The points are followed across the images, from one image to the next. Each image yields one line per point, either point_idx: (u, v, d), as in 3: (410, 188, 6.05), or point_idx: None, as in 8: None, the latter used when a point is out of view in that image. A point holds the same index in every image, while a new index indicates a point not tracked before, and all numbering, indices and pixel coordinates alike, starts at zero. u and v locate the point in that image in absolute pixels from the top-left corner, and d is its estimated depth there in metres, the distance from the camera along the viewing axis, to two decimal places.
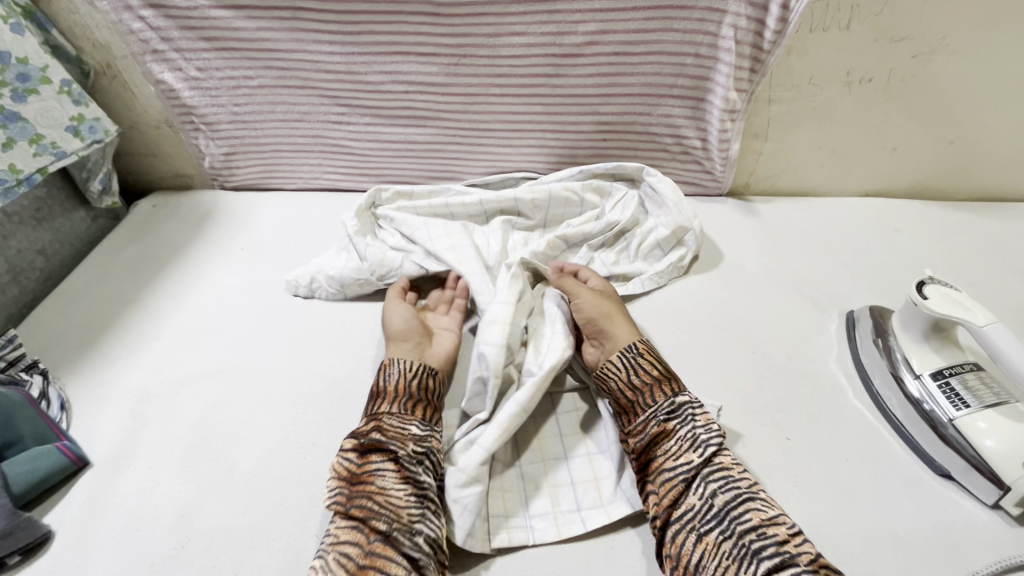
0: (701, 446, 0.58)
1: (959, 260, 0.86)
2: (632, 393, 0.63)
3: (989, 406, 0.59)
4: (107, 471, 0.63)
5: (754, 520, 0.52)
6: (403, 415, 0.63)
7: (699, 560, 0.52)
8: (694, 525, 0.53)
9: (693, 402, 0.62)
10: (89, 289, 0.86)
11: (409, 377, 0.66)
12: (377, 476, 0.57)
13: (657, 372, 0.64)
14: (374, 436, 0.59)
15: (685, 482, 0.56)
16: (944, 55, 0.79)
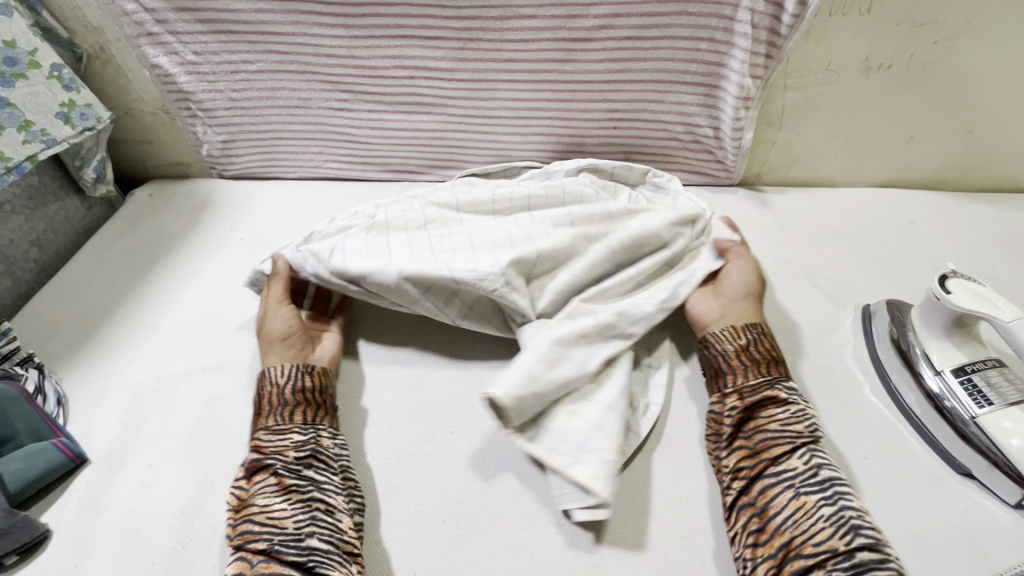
0: (810, 421, 0.59)
1: (977, 252, 0.84)
2: (745, 359, 0.65)
3: (1013, 404, 0.57)
4: (105, 468, 0.62)
5: (854, 499, 0.53)
6: (278, 427, 0.62)
7: (790, 516, 0.53)
8: (793, 484, 0.54)
9: (803, 384, 0.64)
10: (83, 281, 0.84)
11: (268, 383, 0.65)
12: (259, 493, 0.56)
13: (773, 353, 0.66)
14: (252, 456, 0.59)
15: (790, 445, 0.57)
16: (967, 41, 0.77)
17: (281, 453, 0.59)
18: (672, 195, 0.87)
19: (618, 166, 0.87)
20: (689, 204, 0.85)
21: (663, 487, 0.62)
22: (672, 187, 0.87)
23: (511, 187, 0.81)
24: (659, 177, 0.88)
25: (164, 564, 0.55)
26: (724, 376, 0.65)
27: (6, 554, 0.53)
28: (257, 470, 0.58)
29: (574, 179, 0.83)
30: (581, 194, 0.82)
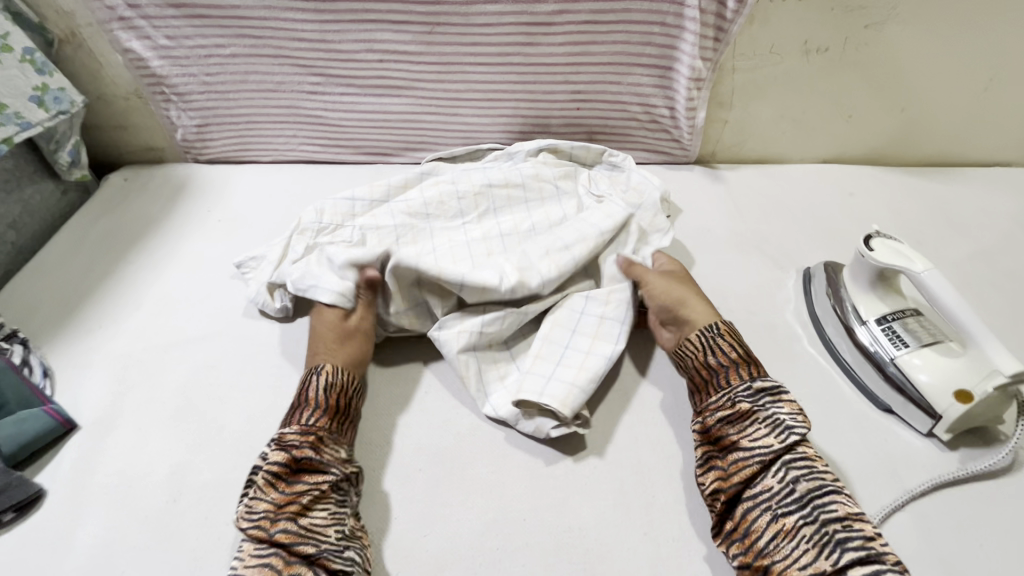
0: (784, 432, 0.58)
1: (908, 220, 0.92)
2: (706, 371, 0.66)
3: (926, 345, 0.64)
4: (96, 434, 0.65)
5: (840, 511, 0.54)
6: (336, 434, 0.62)
7: (771, 539, 0.54)
8: (770, 506, 0.56)
9: (773, 388, 0.62)
10: (63, 262, 0.86)
11: (332, 381, 0.65)
12: (311, 498, 0.57)
13: (735, 355, 0.65)
14: (311, 456, 0.59)
15: (761, 464, 0.58)
16: (894, 25, 0.84)
17: (340, 465, 0.60)
18: (624, 174, 0.93)
19: (576, 149, 0.93)
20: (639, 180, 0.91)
21: (624, 432, 0.68)
22: (627, 166, 0.93)
23: (471, 180, 0.86)
24: (615, 163, 0.94)
25: (158, 517, 0.58)
26: (694, 396, 0.67)
27: (3, 510, 0.57)
28: (305, 472, 0.58)
29: (535, 172, 0.88)
30: (540, 190, 0.87)
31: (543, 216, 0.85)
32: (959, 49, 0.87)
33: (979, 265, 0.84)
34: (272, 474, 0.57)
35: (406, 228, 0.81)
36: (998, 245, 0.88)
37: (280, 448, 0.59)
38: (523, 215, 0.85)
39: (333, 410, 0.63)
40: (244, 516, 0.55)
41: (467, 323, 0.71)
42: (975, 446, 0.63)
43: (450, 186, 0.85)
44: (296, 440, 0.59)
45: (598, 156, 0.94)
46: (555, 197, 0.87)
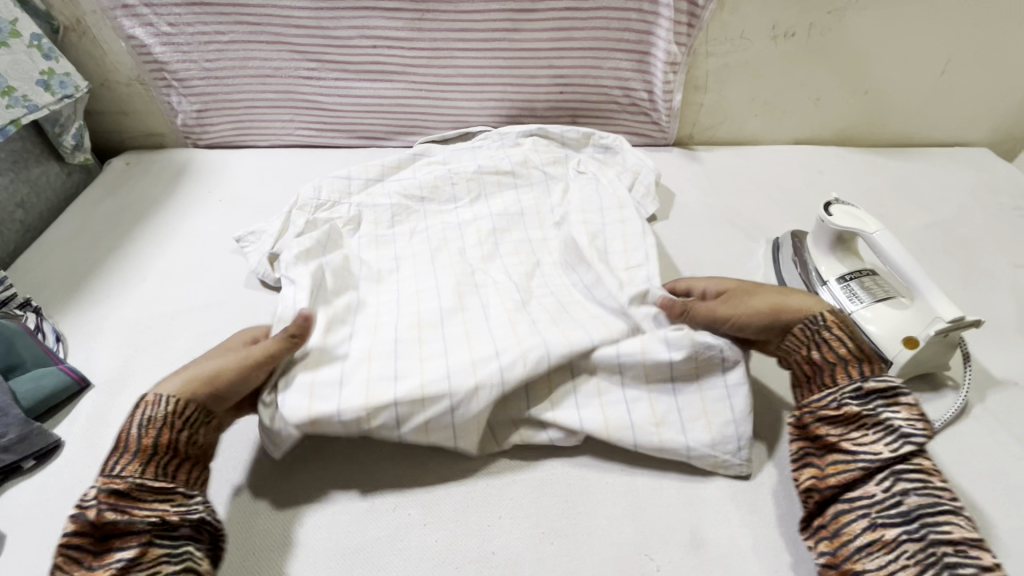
0: (897, 441, 0.54)
1: (872, 195, 0.98)
2: (810, 367, 0.61)
3: (880, 300, 0.70)
4: (108, 391, 0.69)
5: (953, 533, 0.49)
6: (156, 481, 0.53)
7: (864, 546, 0.50)
8: (869, 513, 0.52)
9: (886, 389, 0.57)
10: (71, 239, 0.90)
11: (148, 414, 0.55)
12: (118, 566, 0.47)
13: (845, 353, 0.60)
14: (111, 519, 0.49)
15: (865, 471, 0.54)
16: (855, 11, 0.90)
17: (158, 513, 0.51)
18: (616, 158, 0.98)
19: (569, 135, 0.98)
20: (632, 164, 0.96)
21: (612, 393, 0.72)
22: (619, 147, 0.99)
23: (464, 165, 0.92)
24: (603, 146, 1.00)
25: None
26: (797, 390, 0.63)
27: (25, 458, 0.61)
28: (115, 536, 0.49)
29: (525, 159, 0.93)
30: (528, 174, 0.92)
31: (532, 202, 0.90)
32: (915, 34, 0.93)
33: (936, 234, 0.90)
34: (70, 551, 0.48)
35: (399, 209, 0.88)
36: (954, 216, 0.94)
37: (75, 514, 0.50)
38: (512, 200, 0.90)
39: (151, 454, 0.53)
40: None
41: (428, 393, 0.60)
42: (925, 392, 0.68)
43: (447, 179, 0.91)
44: (93, 504, 0.50)
45: (590, 140, 0.99)
46: (542, 180, 0.92)
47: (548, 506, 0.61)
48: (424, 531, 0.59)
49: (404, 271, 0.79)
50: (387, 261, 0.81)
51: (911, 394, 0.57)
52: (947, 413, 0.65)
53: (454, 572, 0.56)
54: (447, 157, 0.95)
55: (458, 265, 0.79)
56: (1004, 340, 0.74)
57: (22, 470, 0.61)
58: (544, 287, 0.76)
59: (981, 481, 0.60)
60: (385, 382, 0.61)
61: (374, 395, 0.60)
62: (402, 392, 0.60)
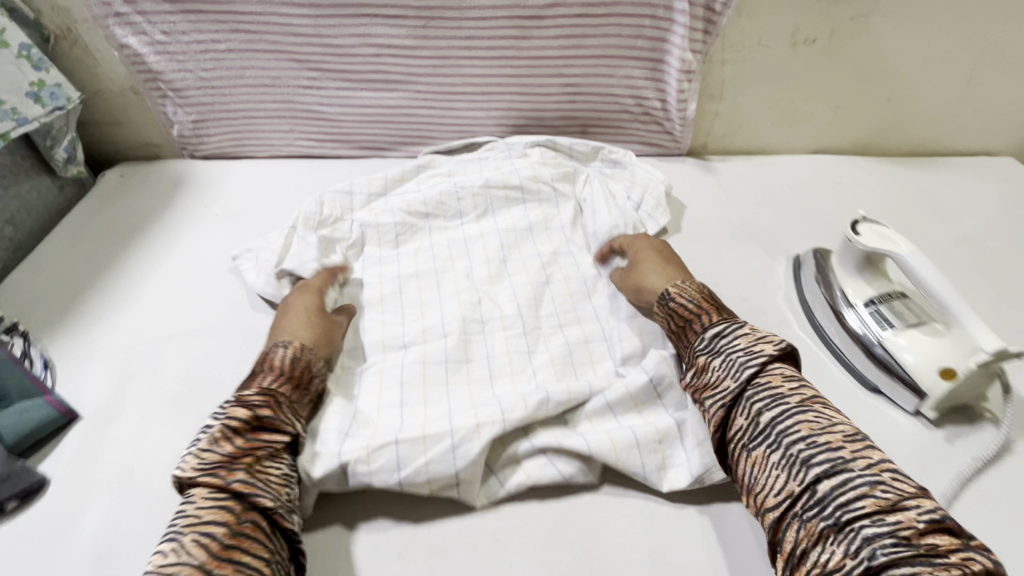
0: (737, 370, 0.58)
1: (895, 208, 0.94)
2: (677, 331, 0.67)
3: (912, 326, 0.66)
4: (97, 423, 0.65)
5: (802, 431, 0.53)
6: (295, 401, 0.60)
7: (749, 473, 0.54)
8: (743, 442, 0.55)
9: (724, 331, 0.62)
10: (61, 257, 0.87)
11: (297, 354, 0.63)
12: (264, 454, 0.54)
13: (701, 307, 0.66)
14: (267, 414, 0.56)
15: (726, 407, 0.57)
16: (879, 16, 0.86)
17: (297, 423, 0.59)
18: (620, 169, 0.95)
19: (577, 147, 0.95)
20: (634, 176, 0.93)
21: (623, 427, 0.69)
22: (628, 162, 0.95)
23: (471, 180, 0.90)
24: (614, 160, 0.96)
25: (161, 502, 0.59)
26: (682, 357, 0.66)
27: (8, 498, 0.57)
28: (263, 429, 0.56)
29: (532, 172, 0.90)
30: (538, 190, 0.89)
31: (540, 218, 0.87)
32: (942, 39, 0.89)
33: (964, 249, 0.86)
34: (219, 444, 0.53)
35: (404, 225, 0.86)
36: (982, 230, 0.89)
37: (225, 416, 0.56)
38: (524, 222, 0.87)
39: (294, 378, 0.61)
40: (191, 466, 0.52)
41: (431, 455, 0.58)
42: (962, 425, 0.64)
43: (451, 192, 0.88)
44: (256, 398, 0.57)
45: (598, 151, 0.96)
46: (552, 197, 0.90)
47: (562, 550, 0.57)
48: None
49: (408, 306, 0.77)
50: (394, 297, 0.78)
51: (749, 328, 0.63)
52: (993, 446, 0.61)
53: None
54: (453, 166, 0.94)
55: (473, 306, 0.76)
56: None
57: (4, 512, 0.58)
58: (557, 329, 0.74)
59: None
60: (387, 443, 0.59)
61: (375, 451, 0.58)
62: (404, 445, 0.59)
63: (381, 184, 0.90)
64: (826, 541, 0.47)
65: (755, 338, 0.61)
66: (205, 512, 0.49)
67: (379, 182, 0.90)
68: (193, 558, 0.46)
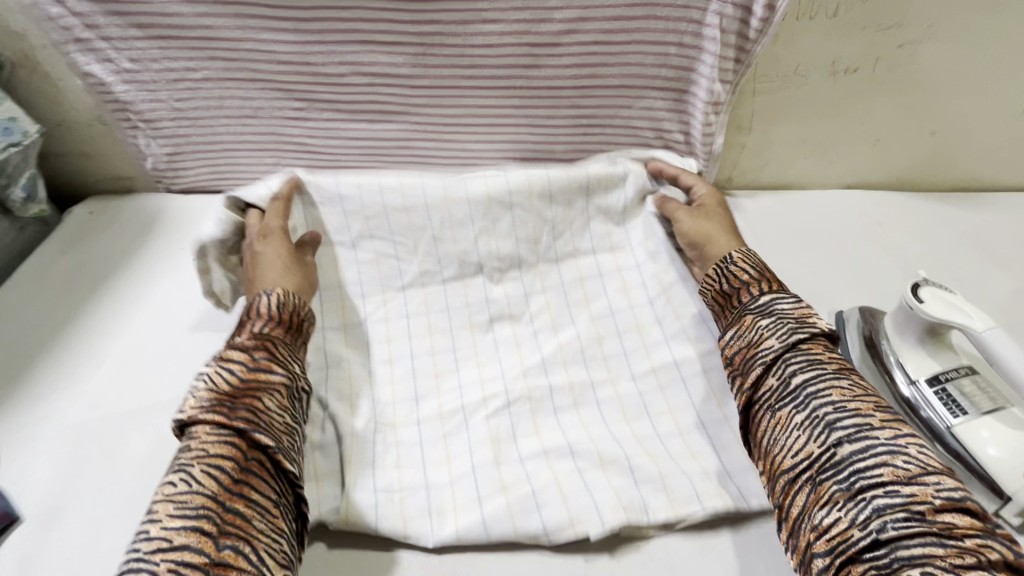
0: (785, 334, 0.59)
1: (942, 253, 0.85)
2: (723, 295, 0.68)
3: (988, 413, 0.57)
4: (44, 524, 0.56)
5: (833, 396, 0.53)
6: (288, 345, 0.62)
7: (769, 434, 0.55)
8: (770, 403, 0.56)
9: (784, 296, 0.63)
10: (17, 311, 0.77)
11: (281, 298, 0.63)
12: (266, 394, 0.55)
13: (746, 278, 0.66)
14: (266, 358, 0.58)
15: (764, 366, 0.58)
16: (930, 44, 0.77)
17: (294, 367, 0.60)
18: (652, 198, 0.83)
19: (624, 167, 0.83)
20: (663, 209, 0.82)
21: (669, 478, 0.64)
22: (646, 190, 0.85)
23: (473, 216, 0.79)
24: (653, 190, 0.84)
25: None
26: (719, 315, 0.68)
27: None
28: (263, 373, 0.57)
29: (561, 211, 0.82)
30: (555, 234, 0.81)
31: (574, 271, 0.81)
32: (998, 68, 0.80)
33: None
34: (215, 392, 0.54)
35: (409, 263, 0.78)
36: None
37: (222, 366, 0.56)
38: (556, 281, 0.80)
39: (285, 323, 0.62)
40: (192, 404, 0.53)
41: (461, 527, 0.57)
42: None
43: (467, 238, 0.79)
44: (250, 344, 0.58)
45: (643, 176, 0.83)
46: (587, 238, 0.82)
47: None
48: None
49: (421, 378, 0.70)
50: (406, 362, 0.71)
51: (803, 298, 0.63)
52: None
53: None
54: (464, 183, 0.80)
55: (492, 374, 0.70)
56: None
57: None
58: (589, 384, 0.69)
59: None
60: (422, 525, 0.57)
61: (413, 525, 0.57)
62: (438, 522, 0.58)
63: (384, 224, 0.78)
64: (833, 507, 0.48)
65: (809, 312, 0.61)
66: (209, 445, 0.50)
67: (380, 222, 0.78)
68: (204, 488, 0.48)
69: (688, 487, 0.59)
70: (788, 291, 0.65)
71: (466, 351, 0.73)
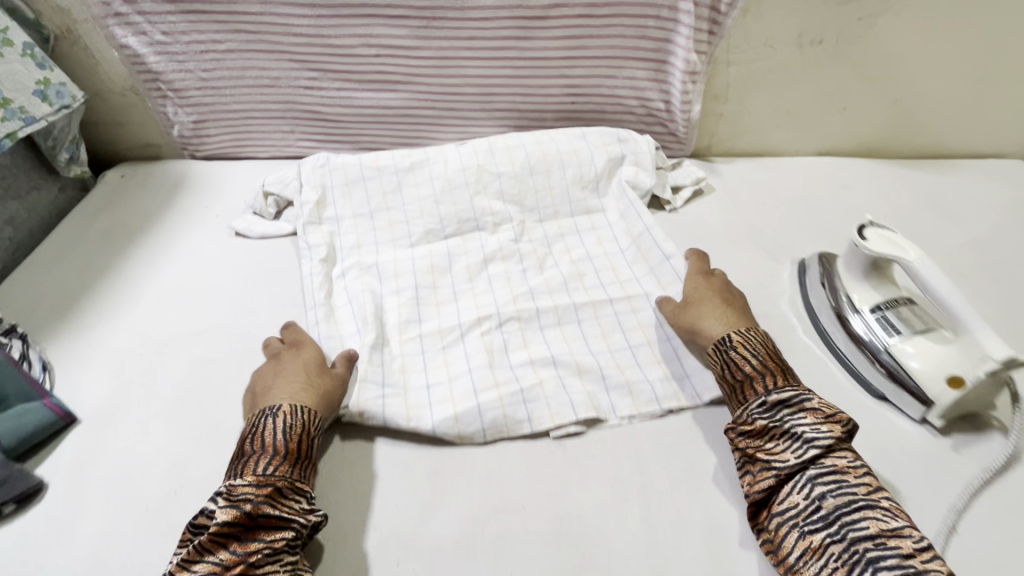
0: (801, 448, 0.54)
1: (902, 211, 0.93)
2: (729, 386, 0.62)
3: (919, 333, 0.65)
4: (96, 426, 0.65)
5: (871, 529, 0.49)
6: (297, 484, 0.55)
7: (799, 556, 0.51)
8: (797, 522, 0.52)
9: (794, 398, 0.58)
10: (61, 258, 0.86)
11: (289, 423, 0.58)
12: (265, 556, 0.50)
13: (748, 369, 0.61)
14: (267, 509, 0.52)
15: (779, 479, 0.54)
16: (888, 17, 0.85)
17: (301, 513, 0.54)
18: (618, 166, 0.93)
19: (591, 138, 0.93)
20: (629, 176, 0.92)
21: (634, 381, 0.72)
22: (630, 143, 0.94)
23: (477, 170, 0.91)
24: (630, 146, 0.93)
25: (159, 507, 0.59)
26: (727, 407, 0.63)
27: (5, 502, 0.57)
28: (262, 528, 0.52)
29: (547, 176, 0.91)
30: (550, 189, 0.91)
31: (556, 228, 0.89)
32: (952, 40, 0.87)
33: (972, 254, 0.85)
34: (217, 537, 0.50)
35: (415, 213, 0.88)
36: (990, 234, 0.88)
37: (226, 504, 0.52)
38: (540, 235, 0.88)
39: (295, 457, 0.56)
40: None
41: (460, 409, 0.65)
42: (969, 432, 0.63)
43: (464, 198, 0.89)
44: (249, 493, 0.52)
45: (610, 146, 0.93)
46: (566, 202, 0.91)
47: (562, 561, 0.55)
48: None
49: (423, 304, 0.79)
50: (410, 296, 0.79)
51: (817, 398, 0.58)
52: (994, 461, 0.60)
53: None
54: (463, 155, 0.92)
55: (484, 301, 0.78)
56: None
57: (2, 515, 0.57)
58: (571, 307, 0.77)
59: None
60: (423, 414, 0.65)
61: (415, 419, 0.65)
62: (438, 413, 0.65)
63: (398, 198, 0.89)
64: None
65: (827, 417, 0.56)
66: None
67: (394, 195, 0.90)
68: None
69: (648, 390, 0.68)
70: (801, 388, 0.59)
71: (462, 288, 0.81)
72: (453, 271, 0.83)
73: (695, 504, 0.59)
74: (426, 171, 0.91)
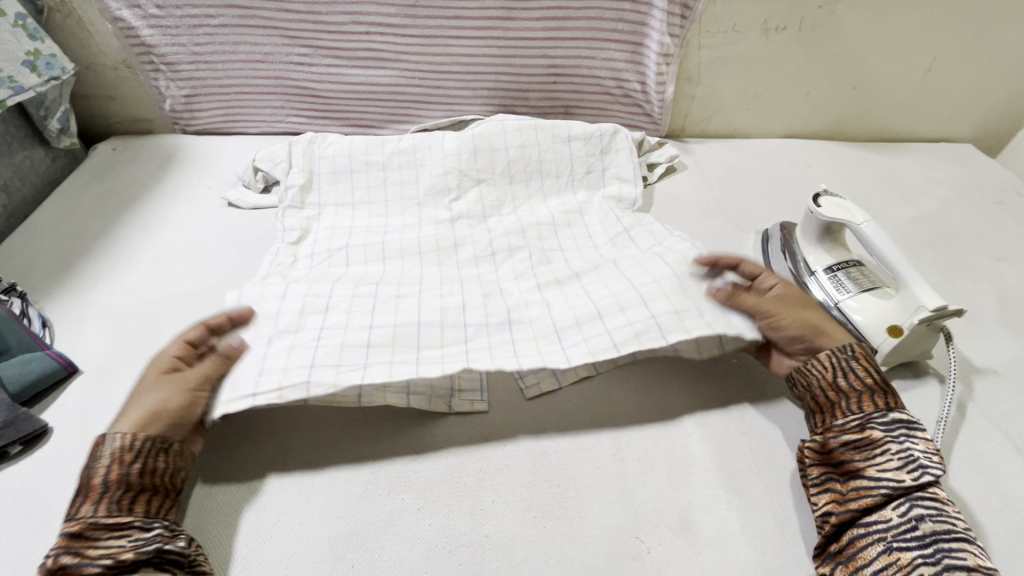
0: (916, 470, 0.53)
1: (858, 188, 1.00)
2: (836, 394, 0.60)
3: (865, 290, 0.71)
4: (96, 376, 0.69)
5: (969, 560, 0.48)
6: (114, 518, 0.49)
7: (881, 571, 0.49)
8: (885, 537, 0.51)
9: (911, 423, 0.57)
10: (55, 224, 0.88)
11: (104, 456, 0.52)
12: None
13: (871, 382, 0.59)
14: (67, 562, 0.47)
15: (887, 496, 0.53)
16: (846, 7, 0.91)
17: (108, 555, 0.47)
18: (599, 179, 0.96)
19: (574, 146, 0.96)
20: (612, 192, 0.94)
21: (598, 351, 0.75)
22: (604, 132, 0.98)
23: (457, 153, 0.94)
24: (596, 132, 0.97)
25: None
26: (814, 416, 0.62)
27: (12, 443, 0.60)
28: None
29: (525, 186, 0.94)
30: (526, 170, 0.95)
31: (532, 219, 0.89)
32: (906, 29, 0.94)
33: (921, 227, 0.92)
34: None
35: (395, 208, 0.92)
36: (938, 209, 0.96)
37: (44, 554, 0.48)
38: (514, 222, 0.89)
39: (107, 489, 0.50)
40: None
41: (398, 356, 0.63)
42: (907, 378, 0.70)
43: (443, 206, 0.92)
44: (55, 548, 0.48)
45: (591, 157, 0.97)
46: (539, 186, 0.95)
47: (538, 491, 0.60)
48: (417, 516, 0.58)
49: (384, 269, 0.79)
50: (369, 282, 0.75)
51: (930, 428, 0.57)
52: (941, 411, 0.65)
53: (449, 555, 0.55)
54: (446, 159, 0.94)
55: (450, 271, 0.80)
56: (986, 329, 0.77)
57: (9, 455, 0.60)
58: (531, 275, 0.79)
59: (966, 468, 0.62)
60: (357, 355, 0.63)
61: (344, 377, 0.61)
62: (373, 380, 0.63)
63: (381, 193, 0.92)
64: None
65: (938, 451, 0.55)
66: None
67: (379, 190, 0.93)
68: None
69: (602, 338, 0.66)
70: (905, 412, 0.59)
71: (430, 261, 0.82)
72: (422, 255, 0.83)
73: (660, 441, 0.64)
74: (413, 173, 0.94)
